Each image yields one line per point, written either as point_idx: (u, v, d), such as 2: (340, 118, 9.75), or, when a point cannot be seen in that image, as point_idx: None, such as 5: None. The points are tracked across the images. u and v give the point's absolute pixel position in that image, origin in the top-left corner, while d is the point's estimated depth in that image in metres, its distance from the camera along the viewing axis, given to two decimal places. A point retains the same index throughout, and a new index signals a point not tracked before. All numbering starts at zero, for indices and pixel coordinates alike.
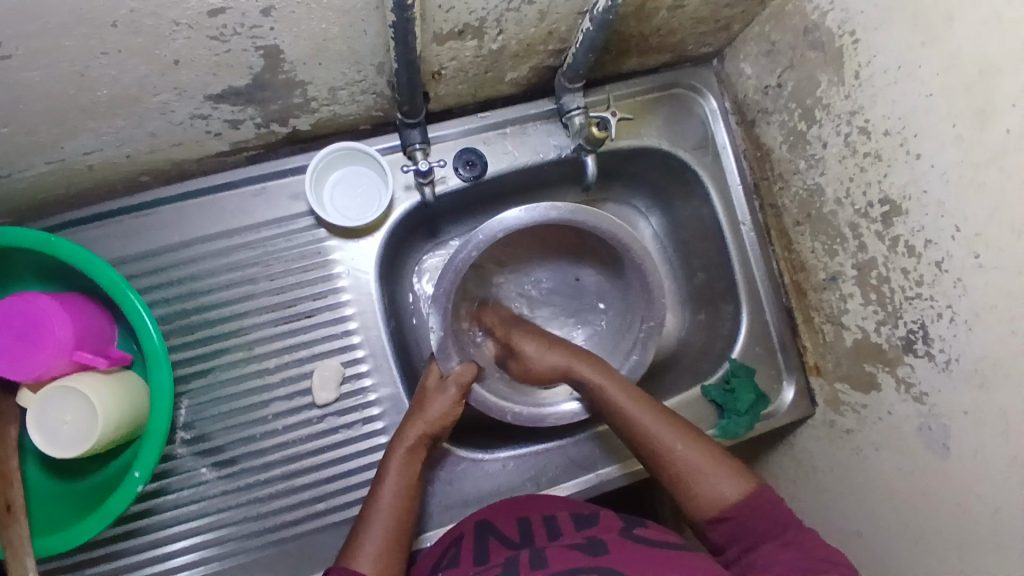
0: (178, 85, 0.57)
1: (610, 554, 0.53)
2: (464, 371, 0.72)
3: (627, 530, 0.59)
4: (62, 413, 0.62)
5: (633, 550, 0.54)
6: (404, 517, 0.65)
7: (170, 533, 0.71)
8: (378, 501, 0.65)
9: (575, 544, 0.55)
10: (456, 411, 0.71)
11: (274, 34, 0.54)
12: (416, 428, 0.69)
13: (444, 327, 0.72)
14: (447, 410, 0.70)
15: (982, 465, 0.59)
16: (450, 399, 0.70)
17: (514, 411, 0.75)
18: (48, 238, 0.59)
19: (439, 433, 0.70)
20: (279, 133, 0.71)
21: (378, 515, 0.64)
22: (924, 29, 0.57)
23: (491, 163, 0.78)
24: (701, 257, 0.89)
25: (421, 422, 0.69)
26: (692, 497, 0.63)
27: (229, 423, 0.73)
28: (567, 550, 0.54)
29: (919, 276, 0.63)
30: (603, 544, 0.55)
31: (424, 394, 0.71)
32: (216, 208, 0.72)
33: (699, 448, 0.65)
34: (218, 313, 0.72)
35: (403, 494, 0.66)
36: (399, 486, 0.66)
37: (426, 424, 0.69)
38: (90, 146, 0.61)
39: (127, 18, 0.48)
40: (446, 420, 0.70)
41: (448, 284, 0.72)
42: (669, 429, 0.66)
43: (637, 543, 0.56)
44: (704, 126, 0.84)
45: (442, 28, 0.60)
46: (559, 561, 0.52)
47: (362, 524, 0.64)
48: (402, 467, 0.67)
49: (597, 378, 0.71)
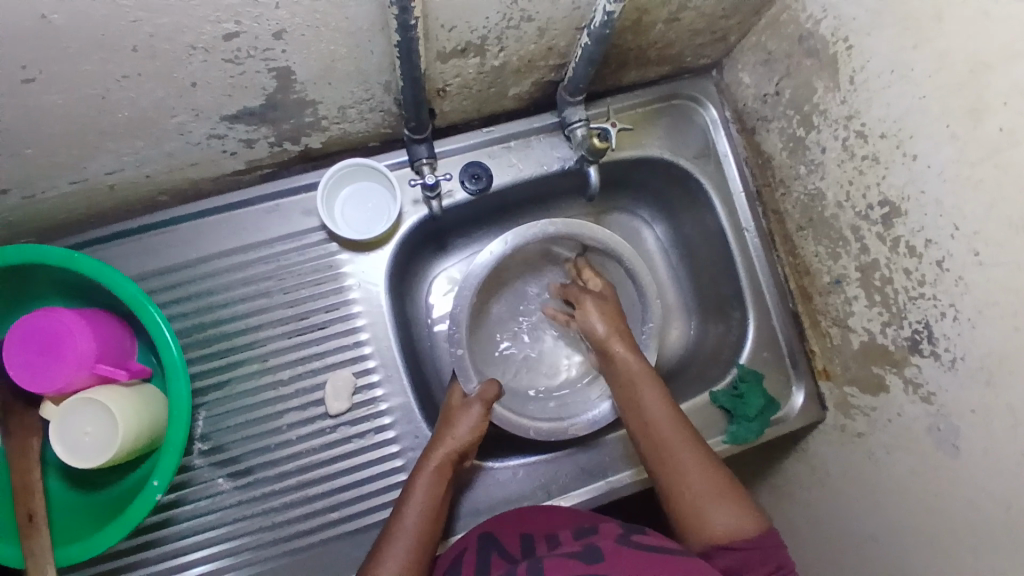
0: (195, 107, 0.60)
1: (606, 560, 0.53)
2: (489, 389, 0.74)
3: (625, 536, 0.59)
4: (84, 424, 0.64)
5: (632, 558, 0.54)
6: (428, 528, 0.66)
7: (186, 543, 0.73)
8: (403, 518, 0.66)
9: (572, 552, 0.55)
10: (484, 425, 0.72)
11: (285, 55, 0.57)
12: (445, 442, 0.70)
13: (463, 343, 0.76)
14: (474, 425, 0.72)
15: (993, 463, 0.59)
16: (476, 418, 0.72)
17: (537, 425, 0.75)
18: (72, 254, 0.62)
19: (467, 449, 0.71)
20: (292, 151, 0.73)
21: (402, 531, 0.65)
22: (915, 32, 0.58)
23: (497, 176, 0.80)
24: (707, 264, 0.90)
25: (450, 439, 0.70)
26: (699, 523, 0.63)
27: (246, 434, 0.74)
28: (565, 557, 0.54)
29: (921, 276, 0.63)
30: (601, 551, 0.55)
31: (450, 416, 0.73)
32: (231, 226, 0.74)
33: (710, 473, 0.65)
34: (234, 325, 0.74)
35: (431, 504, 0.67)
36: (424, 504, 0.67)
37: (455, 441, 0.70)
38: (111, 167, 0.64)
39: (146, 43, 0.51)
40: (474, 437, 0.71)
41: (461, 304, 0.76)
42: (695, 448, 0.67)
43: (634, 549, 0.56)
44: (705, 135, 0.85)
45: (444, 47, 0.63)
46: (558, 569, 0.52)
47: (385, 540, 0.65)
48: (432, 480, 0.68)
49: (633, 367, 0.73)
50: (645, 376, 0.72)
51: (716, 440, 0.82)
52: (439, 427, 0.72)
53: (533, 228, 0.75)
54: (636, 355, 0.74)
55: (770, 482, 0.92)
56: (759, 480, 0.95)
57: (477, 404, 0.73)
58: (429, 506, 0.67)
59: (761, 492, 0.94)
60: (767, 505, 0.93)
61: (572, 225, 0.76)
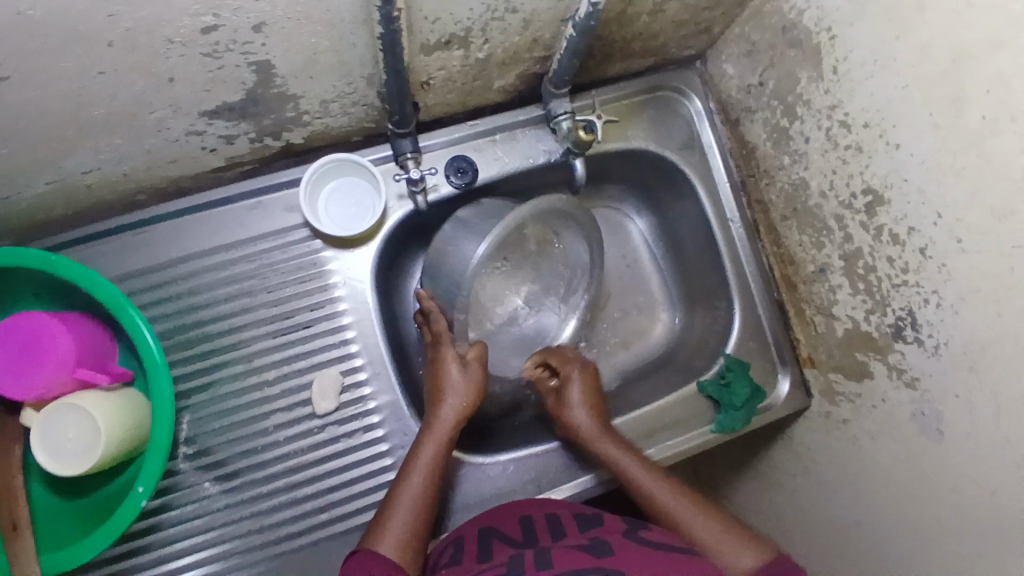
0: (173, 103, 0.59)
1: (615, 554, 0.52)
2: (481, 351, 0.75)
3: (633, 533, 0.59)
4: (67, 429, 0.63)
5: (640, 552, 0.53)
6: (433, 494, 0.66)
7: (175, 548, 0.71)
8: (409, 482, 0.66)
9: (580, 546, 0.55)
10: (482, 387, 0.73)
11: (265, 49, 0.56)
12: (450, 408, 0.71)
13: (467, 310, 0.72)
14: (471, 384, 0.72)
15: (977, 446, 0.60)
16: (477, 380, 0.73)
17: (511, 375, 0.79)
18: (48, 257, 0.60)
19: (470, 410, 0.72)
20: (273, 147, 0.72)
21: (404, 497, 0.65)
22: (897, 22, 0.58)
23: (482, 169, 0.79)
24: (694, 255, 0.91)
25: (454, 401, 0.71)
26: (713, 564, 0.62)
27: (231, 436, 0.73)
28: (573, 551, 0.53)
29: (904, 264, 0.64)
30: (610, 546, 0.55)
31: (447, 374, 0.72)
32: (213, 224, 0.73)
33: (710, 520, 0.65)
34: (217, 327, 0.73)
35: (437, 467, 0.68)
36: (429, 467, 0.67)
37: (462, 404, 0.71)
38: (87, 165, 0.62)
39: (122, 38, 0.49)
40: (472, 394, 0.72)
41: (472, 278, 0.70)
42: (679, 502, 0.68)
43: (641, 545, 0.56)
44: (690, 127, 0.86)
45: (429, 39, 0.62)
46: (567, 561, 0.51)
47: (386, 508, 0.65)
48: (439, 443, 0.69)
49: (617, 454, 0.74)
50: (631, 457, 0.73)
51: (704, 429, 0.83)
52: (431, 395, 0.72)
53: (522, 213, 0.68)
54: (614, 446, 0.75)
55: (756, 470, 0.94)
56: (744, 468, 0.96)
57: (476, 366, 0.74)
58: (436, 470, 0.67)
59: (747, 480, 0.96)
60: (753, 492, 0.95)
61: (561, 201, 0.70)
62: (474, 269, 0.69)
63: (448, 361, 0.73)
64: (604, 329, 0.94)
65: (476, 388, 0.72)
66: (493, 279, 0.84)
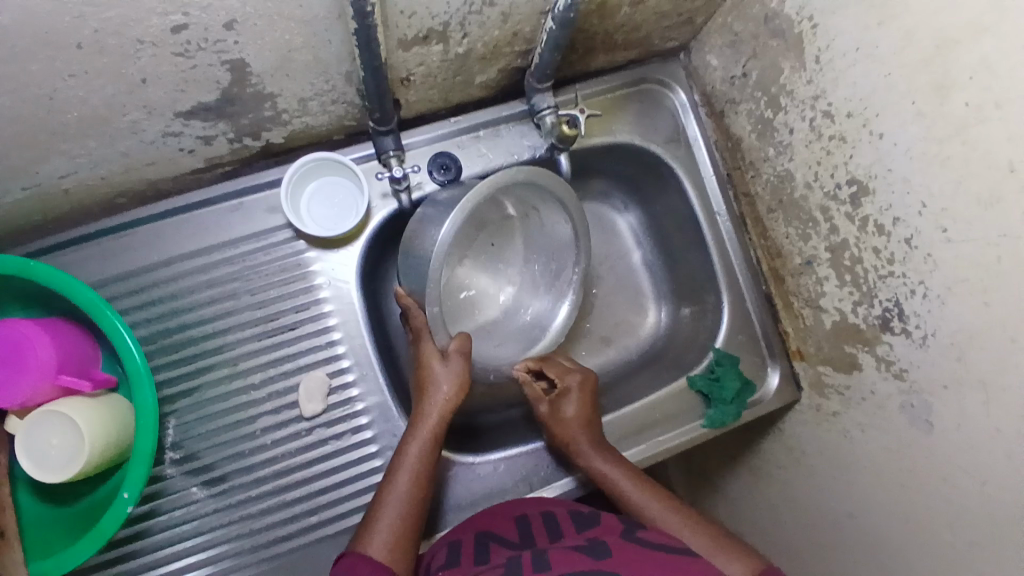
0: (147, 104, 0.58)
1: (610, 555, 0.51)
2: (463, 341, 0.72)
3: (629, 533, 0.58)
4: (49, 436, 0.62)
5: (634, 551, 0.53)
6: (421, 492, 0.66)
7: (163, 554, 0.71)
8: (395, 481, 0.66)
9: (575, 547, 0.54)
10: (466, 378, 0.71)
11: (238, 47, 0.55)
12: (434, 405, 0.69)
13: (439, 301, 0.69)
14: (454, 379, 0.70)
15: (968, 437, 0.60)
16: (459, 373, 0.70)
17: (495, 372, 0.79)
18: (26, 262, 0.59)
19: (455, 405, 0.70)
20: (253, 147, 0.71)
21: (393, 498, 0.65)
22: (879, 9, 0.58)
23: (466, 166, 0.78)
24: (682, 249, 0.90)
25: (438, 402, 0.69)
26: None
27: (218, 440, 0.72)
28: (568, 551, 0.53)
29: (890, 254, 0.64)
30: (606, 547, 0.54)
31: (428, 369, 0.70)
32: (194, 226, 0.72)
33: (704, 534, 0.65)
34: (201, 330, 0.72)
35: (424, 466, 0.67)
36: (415, 469, 0.66)
37: (446, 398, 0.70)
38: (64, 170, 0.62)
39: (91, 39, 0.48)
40: (456, 391, 0.70)
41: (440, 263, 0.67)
42: (671, 514, 0.67)
43: (637, 544, 0.55)
44: (675, 120, 0.85)
45: (406, 34, 0.61)
46: (562, 561, 0.50)
47: (374, 509, 0.65)
48: (425, 442, 0.68)
49: (603, 466, 0.73)
50: (616, 468, 0.73)
51: (694, 424, 0.83)
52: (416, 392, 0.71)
53: (478, 191, 0.66)
54: (600, 460, 0.73)
55: (747, 464, 0.93)
56: (736, 462, 0.96)
57: (457, 358, 0.71)
58: (423, 468, 0.67)
59: (739, 474, 0.95)
60: (745, 486, 0.94)
61: (534, 175, 0.68)
62: (440, 254, 0.66)
63: (428, 356, 0.70)
64: (593, 324, 0.93)
65: (457, 386, 0.70)
66: (479, 274, 0.84)
